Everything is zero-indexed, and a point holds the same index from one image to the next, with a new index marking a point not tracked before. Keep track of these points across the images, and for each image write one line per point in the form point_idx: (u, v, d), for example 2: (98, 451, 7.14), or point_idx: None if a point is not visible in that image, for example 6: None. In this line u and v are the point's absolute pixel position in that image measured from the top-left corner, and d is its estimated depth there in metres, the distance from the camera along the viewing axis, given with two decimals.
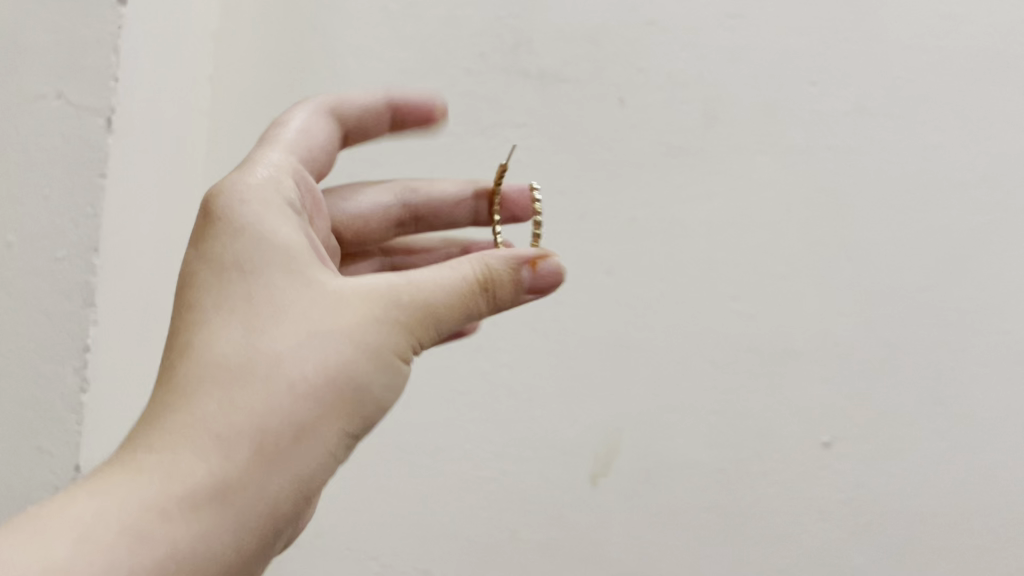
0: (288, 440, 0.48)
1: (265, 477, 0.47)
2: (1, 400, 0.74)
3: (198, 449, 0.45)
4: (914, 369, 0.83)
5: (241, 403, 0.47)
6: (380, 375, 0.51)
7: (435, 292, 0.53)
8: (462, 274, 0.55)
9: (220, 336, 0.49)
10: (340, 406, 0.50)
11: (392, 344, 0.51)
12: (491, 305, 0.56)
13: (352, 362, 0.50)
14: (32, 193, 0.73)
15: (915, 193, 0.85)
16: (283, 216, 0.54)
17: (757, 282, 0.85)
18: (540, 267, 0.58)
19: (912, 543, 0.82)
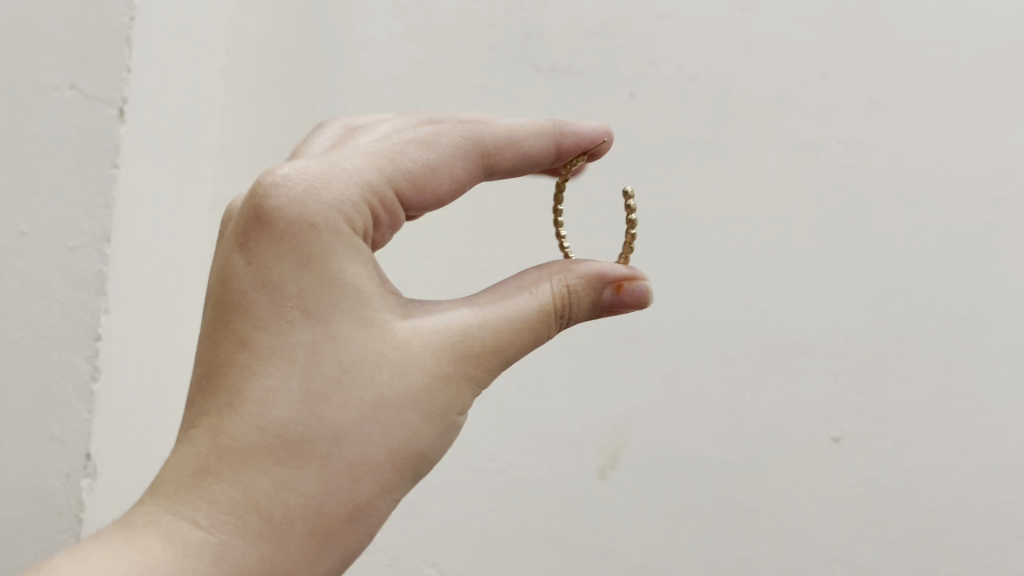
0: (344, 518, 0.44)
1: (317, 556, 0.43)
2: (18, 391, 0.75)
3: (250, 535, 0.42)
4: (924, 367, 0.81)
5: (298, 486, 0.42)
6: (447, 434, 0.46)
7: (513, 336, 0.47)
8: (544, 304, 0.49)
9: (275, 396, 0.43)
10: (402, 477, 0.45)
11: (462, 401, 0.46)
12: (566, 328, 0.51)
13: (418, 430, 0.45)
14: (46, 183, 0.74)
15: (931, 187, 0.81)
16: (358, 242, 0.45)
17: (768, 277, 0.84)
18: (626, 289, 0.51)
19: (922, 541, 0.81)
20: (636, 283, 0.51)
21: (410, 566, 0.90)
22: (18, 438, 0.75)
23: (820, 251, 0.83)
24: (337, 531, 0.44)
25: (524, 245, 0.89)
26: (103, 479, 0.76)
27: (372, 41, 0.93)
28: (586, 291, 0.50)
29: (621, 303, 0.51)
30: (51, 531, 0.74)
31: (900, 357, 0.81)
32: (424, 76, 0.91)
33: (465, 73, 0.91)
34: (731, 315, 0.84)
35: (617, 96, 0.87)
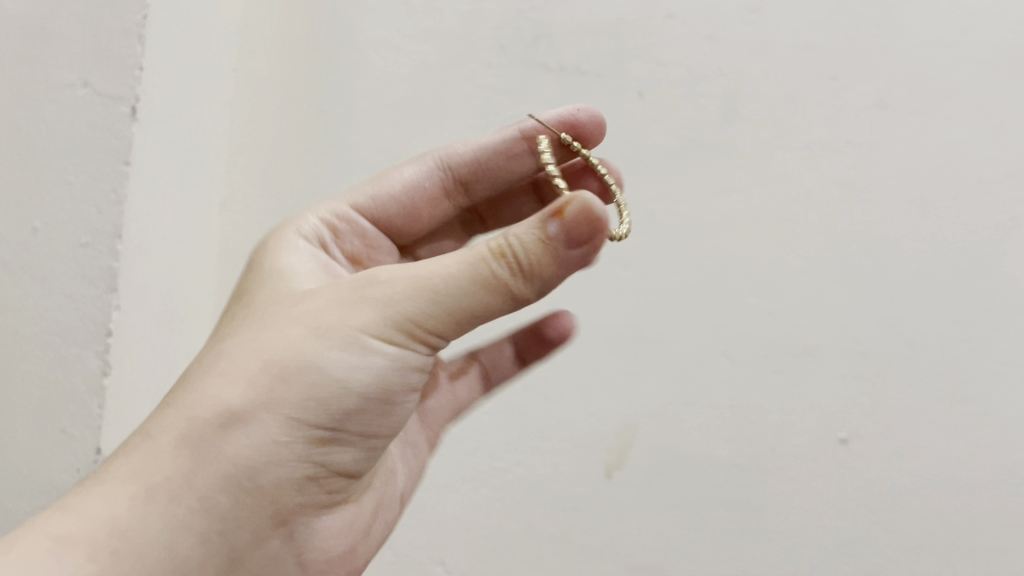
0: (231, 425, 0.52)
1: (212, 459, 0.51)
2: (31, 385, 0.76)
3: (163, 436, 0.52)
4: (931, 369, 0.80)
5: (196, 396, 0.53)
6: (337, 358, 0.52)
7: (425, 272, 0.52)
8: (475, 248, 0.51)
9: (209, 347, 0.56)
10: (281, 390, 0.52)
11: (357, 326, 0.52)
12: (504, 269, 0.50)
13: (302, 347, 0.52)
14: (59, 181, 0.75)
15: (940, 189, 0.81)
16: (294, 247, 0.63)
17: (776, 279, 0.84)
18: (568, 215, 0.49)
19: (928, 542, 0.81)
20: (578, 199, 0.49)
21: (416, 563, 0.92)
22: (27, 429, 0.76)
23: (828, 253, 0.83)
24: (219, 437, 0.51)
25: None
26: None
27: (384, 41, 0.93)
28: (532, 234, 0.50)
29: (566, 229, 0.49)
30: None
31: (908, 360, 0.81)
32: (434, 74, 0.92)
33: (473, 73, 0.91)
34: (738, 316, 0.85)
35: (626, 96, 0.87)
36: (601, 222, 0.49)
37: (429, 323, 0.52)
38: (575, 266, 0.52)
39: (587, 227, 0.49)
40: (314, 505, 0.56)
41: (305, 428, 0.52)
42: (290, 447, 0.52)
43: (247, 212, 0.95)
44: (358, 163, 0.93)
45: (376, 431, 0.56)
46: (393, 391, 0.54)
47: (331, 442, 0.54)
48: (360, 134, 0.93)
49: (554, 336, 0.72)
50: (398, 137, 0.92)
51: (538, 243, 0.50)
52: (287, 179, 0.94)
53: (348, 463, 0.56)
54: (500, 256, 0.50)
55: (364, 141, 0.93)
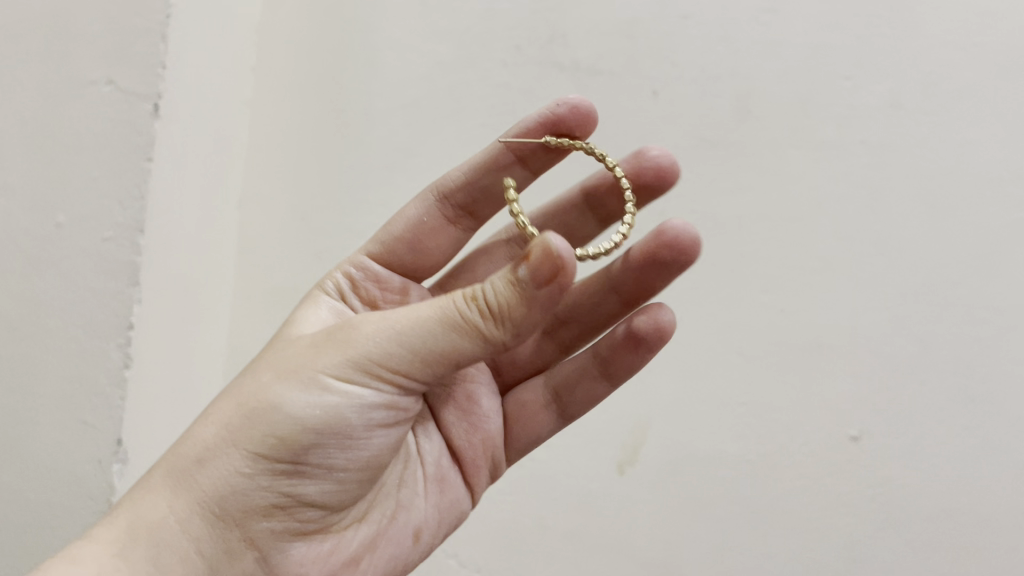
0: (202, 455, 0.54)
1: (184, 485, 0.54)
2: (50, 377, 0.77)
3: (159, 468, 0.56)
4: (943, 368, 0.81)
5: (191, 433, 0.56)
6: (302, 396, 0.53)
7: (397, 318, 0.52)
8: (450, 293, 0.51)
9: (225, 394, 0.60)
10: (249, 427, 0.53)
11: (325, 367, 0.53)
12: (465, 312, 0.49)
13: (276, 384, 0.54)
14: (81, 175, 0.76)
15: (952, 189, 0.81)
16: (316, 296, 0.67)
17: (788, 277, 0.84)
18: (531, 258, 0.47)
19: (940, 541, 0.81)
20: (542, 240, 0.47)
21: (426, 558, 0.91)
22: (50, 422, 0.77)
23: (840, 252, 0.83)
24: (196, 470, 0.54)
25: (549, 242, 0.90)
26: (133, 465, 0.78)
27: (401, 41, 0.94)
28: (502, 280, 0.49)
29: (527, 271, 0.47)
30: (82, 515, 0.76)
31: (920, 359, 0.81)
32: (450, 74, 0.93)
33: (489, 73, 0.92)
34: (751, 314, 0.85)
35: (640, 96, 0.88)
36: (561, 260, 0.47)
37: (395, 363, 0.51)
38: (549, 305, 0.49)
39: (548, 267, 0.47)
40: (289, 537, 0.56)
41: (265, 459, 0.53)
42: (252, 479, 0.53)
43: (266, 208, 0.96)
44: (375, 161, 0.94)
45: (346, 466, 0.55)
46: (358, 430, 0.54)
47: (294, 475, 0.54)
48: (378, 134, 0.94)
49: (648, 330, 0.66)
50: (414, 135, 0.93)
51: (502, 287, 0.48)
52: (305, 176, 0.95)
53: (319, 497, 0.55)
54: (471, 300, 0.49)
55: (380, 140, 0.94)
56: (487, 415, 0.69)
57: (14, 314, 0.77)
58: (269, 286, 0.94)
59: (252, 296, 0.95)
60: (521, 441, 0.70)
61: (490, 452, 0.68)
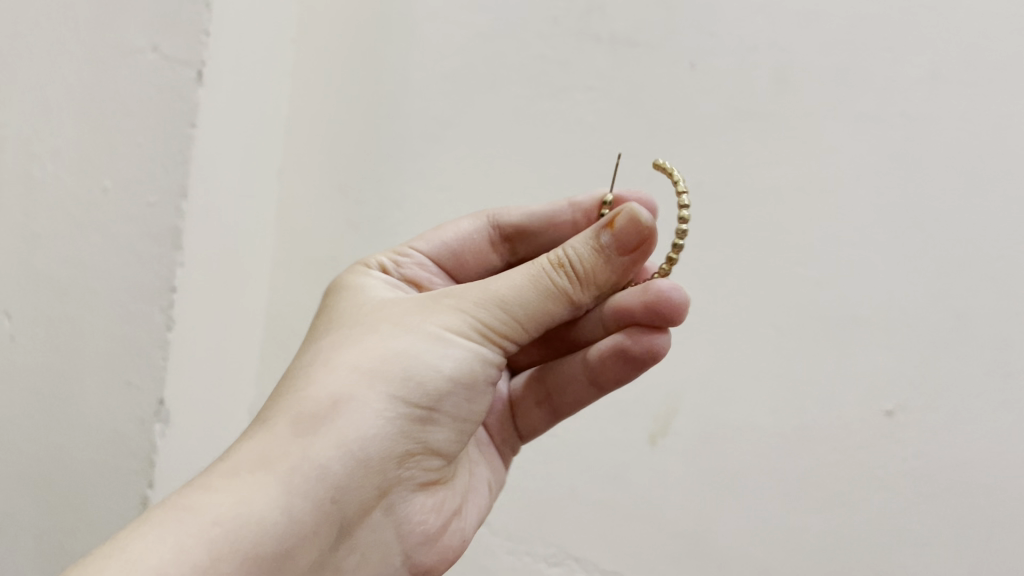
0: (333, 405, 0.53)
1: (317, 437, 0.52)
2: (97, 337, 0.79)
3: (276, 424, 0.53)
4: (981, 341, 0.80)
5: (302, 389, 0.54)
6: (432, 347, 0.55)
7: (495, 283, 0.57)
8: (534, 261, 0.58)
9: (302, 356, 0.58)
10: (388, 377, 0.54)
11: (449, 324, 0.56)
12: (562, 279, 0.56)
13: (399, 340, 0.55)
14: (127, 142, 0.78)
15: (994, 162, 0.80)
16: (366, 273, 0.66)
17: (826, 249, 0.84)
18: (617, 224, 0.56)
19: (976, 516, 0.80)
20: (626, 210, 0.56)
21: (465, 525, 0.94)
22: (96, 381, 0.79)
23: (877, 225, 0.83)
24: (333, 419, 0.52)
25: None
26: (175, 425, 0.80)
27: (440, 12, 0.94)
28: (585, 245, 0.57)
29: (617, 236, 0.56)
30: (128, 473, 0.78)
31: (957, 333, 0.81)
32: (488, 45, 0.93)
33: (526, 44, 0.92)
34: (787, 287, 0.85)
35: (678, 67, 0.88)
36: (646, 229, 0.56)
37: (508, 326, 0.56)
38: (627, 267, 0.58)
39: (634, 233, 0.56)
40: (412, 488, 0.57)
41: (408, 408, 0.54)
42: (395, 427, 0.54)
43: (300, 178, 0.97)
44: (412, 133, 0.95)
45: (466, 416, 0.58)
46: (478, 384, 0.57)
47: (427, 422, 0.55)
48: (416, 106, 0.95)
49: (638, 353, 0.62)
50: (452, 106, 0.94)
51: (594, 253, 0.57)
52: (342, 149, 0.97)
53: (441, 446, 0.57)
54: (558, 267, 0.57)
55: (418, 112, 0.95)
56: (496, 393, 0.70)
57: (64, 275, 0.80)
58: (308, 256, 0.97)
59: (291, 263, 0.97)
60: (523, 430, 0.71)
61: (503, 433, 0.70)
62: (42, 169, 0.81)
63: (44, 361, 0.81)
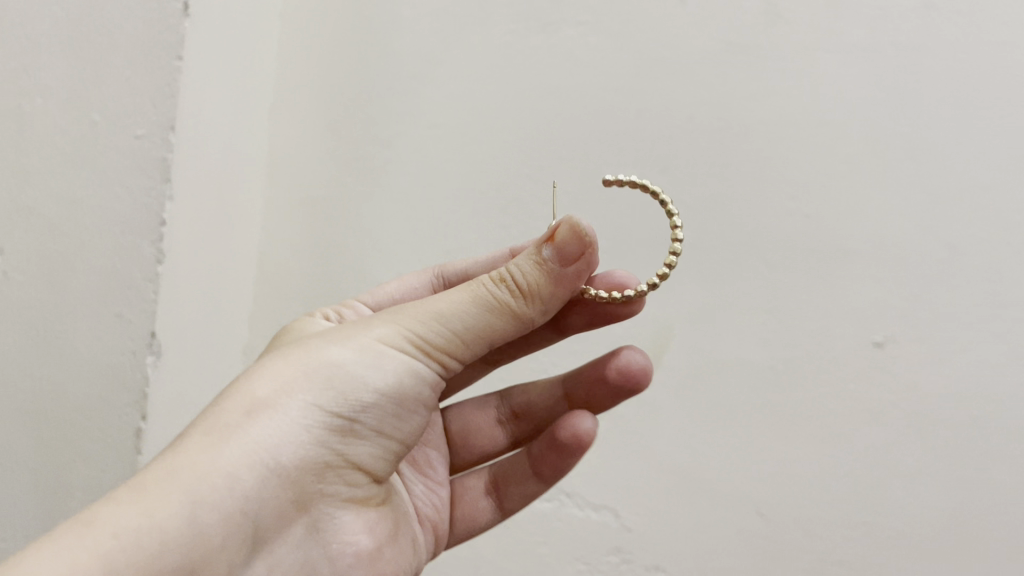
0: (247, 412, 0.50)
1: (228, 444, 0.48)
2: (88, 272, 0.79)
3: (185, 435, 0.49)
4: (972, 272, 0.80)
5: (219, 401, 0.51)
6: (358, 357, 0.52)
7: (433, 301, 0.54)
8: (475, 280, 0.55)
9: None
10: (306, 382, 0.51)
11: (378, 335, 0.53)
12: (506, 291, 0.53)
13: (323, 351, 0.53)
14: (115, 75, 0.78)
15: (986, 91, 0.79)
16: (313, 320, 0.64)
17: (816, 181, 0.84)
18: (558, 237, 0.53)
19: (967, 446, 0.80)
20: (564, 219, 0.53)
21: None
22: (88, 316, 0.80)
23: (868, 157, 0.82)
24: (246, 425, 0.49)
25: (576, 145, 0.89)
26: (166, 359, 0.80)
27: None
28: (528, 261, 0.54)
29: (561, 249, 0.53)
30: (120, 406, 0.79)
31: (949, 264, 0.80)
32: None
33: None
34: (776, 220, 0.85)
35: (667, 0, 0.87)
36: (589, 240, 0.53)
37: (447, 339, 0.53)
38: (575, 281, 0.54)
39: (575, 244, 0.53)
40: (337, 503, 0.54)
41: (329, 415, 0.51)
42: (315, 433, 0.51)
43: (286, 120, 0.98)
44: (402, 71, 0.95)
45: (394, 433, 0.55)
46: (408, 401, 0.54)
47: (350, 433, 0.52)
48: (407, 46, 0.95)
49: (566, 439, 0.64)
50: (441, 44, 0.94)
51: (540, 268, 0.53)
52: (331, 92, 0.97)
53: (366, 461, 0.54)
54: (499, 280, 0.54)
55: (407, 51, 0.95)
56: (443, 482, 0.68)
57: (55, 211, 0.80)
58: (297, 194, 0.98)
59: (281, 203, 0.99)
60: (461, 527, 0.69)
61: (438, 521, 0.67)
62: (31, 105, 0.81)
63: (37, 298, 0.81)
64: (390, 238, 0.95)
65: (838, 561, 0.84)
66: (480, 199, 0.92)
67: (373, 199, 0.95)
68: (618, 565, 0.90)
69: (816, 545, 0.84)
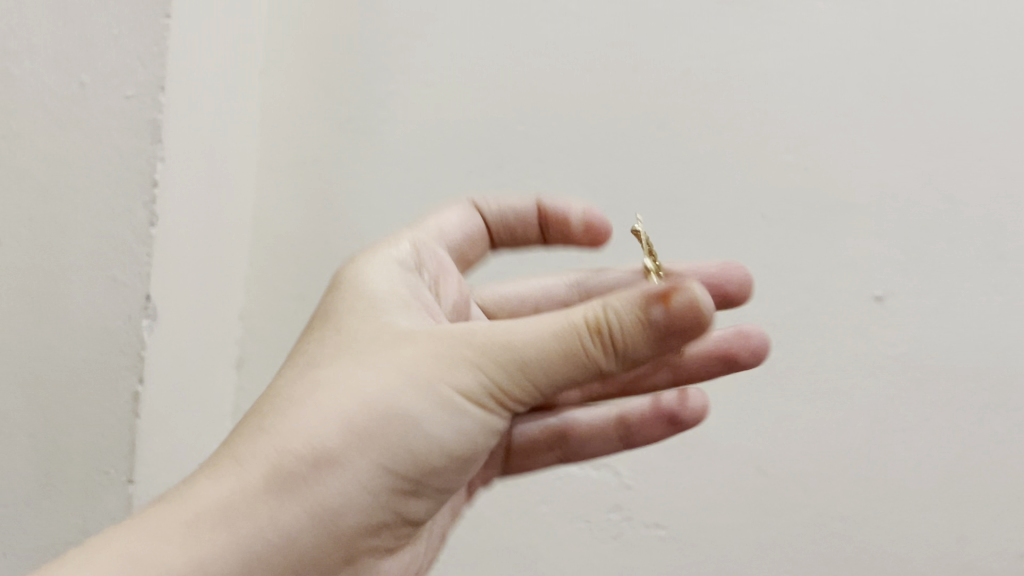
0: (305, 465, 0.45)
1: (280, 503, 0.45)
2: (81, 235, 0.79)
3: (234, 473, 0.46)
4: (972, 223, 0.79)
5: (278, 431, 0.47)
6: (433, 405, 0.47)
7: (527, 341, 0.46)
8: (576, 314, 0.46)
9: (285, 376, 0.51)
10: (376, 436, 0.46)
11: (462, 379, 0.47)
12: (610, 353, 0.44)
13: (393, 391, 0.47)
14: (103, 34, 0.77)
15: (983, 39, 0.79)
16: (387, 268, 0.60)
17: (816, 132, 0.83)
18: (672, 303, 0.43)
19: (966, 399, 0.80)
20: (681, 290, 0.43)
21: None
22: (82, 280, 0.79)
23: (868, 108, 0.81)
24: (305, 480, 0.45)
25: (572, 102, 0.88)
26: (161, 322, 0.80)
27: None
28: (630, 312, 0.44)
29: (670, 318, 0.43)
30: (117, 370, 0.79)
31: (949, 216, 0.80)
32: None
33: None
34: (775, 174, 0.84)
35: None
36: (704, 315, 0.43)
37: (532, 391, 0.47)
38: (677, 346, 0.45)
39: (692, 320, 0.43)
40: (379, 551, 0.51)
41: (392, 476, 0.47)
42: (376, 495, 0.47)
43: (278, 83, 0.97)
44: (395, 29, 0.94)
45: (457, 481, 0.51)
46: (479, 447, 0.50)
47: (411, 491, 0.48)
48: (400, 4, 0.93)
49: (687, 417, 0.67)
50: (434, 0, 0.92)
51: (640, 326, 0.44)
52: (324, 55, 0.96)
53: (419, 511, 0.51)
54: (595, 330, 0.44)
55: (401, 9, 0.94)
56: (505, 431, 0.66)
57: (44, 173, 0.79)
58: (292, 157, 0.97)
59: (275, 166, 0.98)
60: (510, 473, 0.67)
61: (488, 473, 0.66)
62: (19, 68, 0.78)
63: (28, 260, 0.80)
64: (387, 200, 0.94)
65: (837, 516, 0.83)
66: (477, 158, 0.91)
67: (369, 160, 0.94)
68: (618, 524, 0.89)
69: (815, 499, 0.84)
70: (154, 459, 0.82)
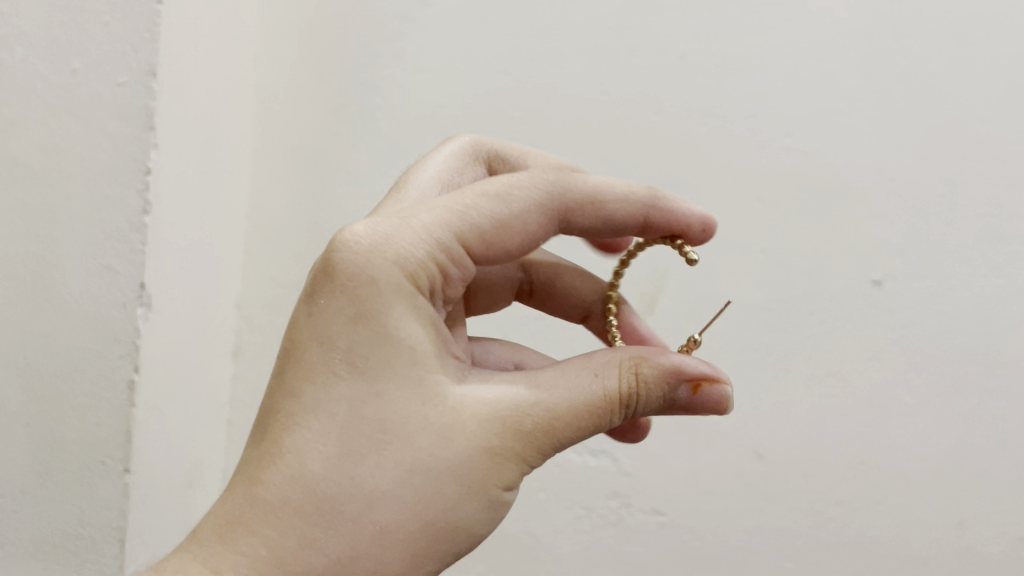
0: None
1: None
2: (76, 224, 0.78)
3: None
4: (971, 206, 0.79)
5: (335, 549, 0.45)
6: (481, 503, 0.48)
7: (568, 429, 0.49)
8: (613, 397, 0.50)
9: (306, 460, 0.46)
10: (432, 546, 0.47)
11: (507, 475, 0.49)
12: (629, 417, 0.52)
13: (451, 500, 0.47)
14: (94, 20, 0.76)
15: (983, 20, 0.78)
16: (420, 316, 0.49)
17: (814, 115, 0.82)
18: (703, 391, 0.52)
19: (966, 382, 0.80)
20: (712, 386, 0.52)
21: None
22: (78, 269, 0.79)
23: (866, 91, 0.81)
24: None
25: (569, 87, 0.88)
26: (155, 310, 0.80)
27: None
28: (656, 393, 0.52)
29: (695, 401, 0.53)
30: (111, 359, 0.78)
31: (948, 198, 0.79)
32: None
33: None
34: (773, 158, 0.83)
35: None
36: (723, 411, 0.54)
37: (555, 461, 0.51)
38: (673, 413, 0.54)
39: (708, 408, 0.53)
40: None
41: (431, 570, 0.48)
42: None
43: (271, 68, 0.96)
44: (389, 14, 0.93)
45: None
46: None
47: None
48: None
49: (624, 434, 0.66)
50: None
51: (662, 401, 0.52)
52: (317, 39, 0.95)
53: None
54: (625, 404, 0.51)
55: None
56: None
57: (38, 161, 0.78)
58: (286, 144, 0.96)
59: (270, 153, 0.97)
60: None
61: None
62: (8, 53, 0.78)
63: (22, 250, 0.79)
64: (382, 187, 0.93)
65: (837, 501, 0.83)
66: None
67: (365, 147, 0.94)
68: (617, 511, 0.89)
69: (813, 485, 0.83)
70: (149, 448, 0.82)
